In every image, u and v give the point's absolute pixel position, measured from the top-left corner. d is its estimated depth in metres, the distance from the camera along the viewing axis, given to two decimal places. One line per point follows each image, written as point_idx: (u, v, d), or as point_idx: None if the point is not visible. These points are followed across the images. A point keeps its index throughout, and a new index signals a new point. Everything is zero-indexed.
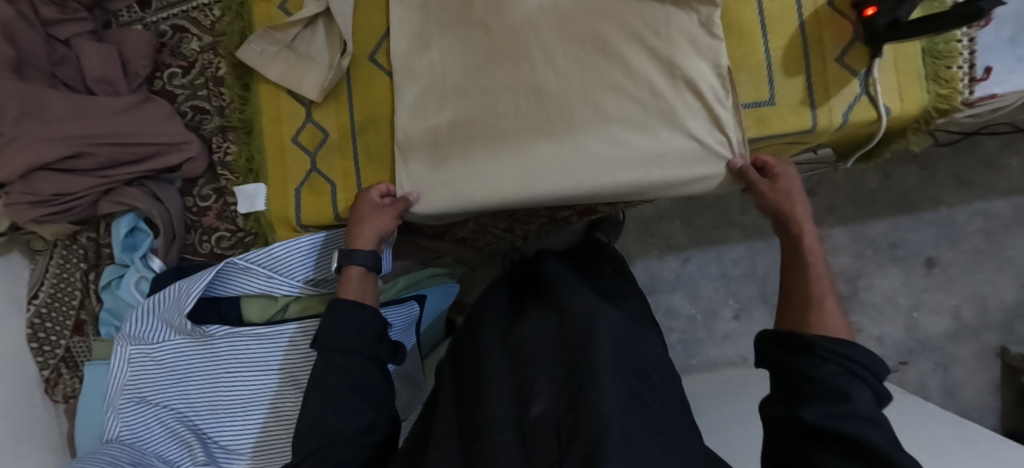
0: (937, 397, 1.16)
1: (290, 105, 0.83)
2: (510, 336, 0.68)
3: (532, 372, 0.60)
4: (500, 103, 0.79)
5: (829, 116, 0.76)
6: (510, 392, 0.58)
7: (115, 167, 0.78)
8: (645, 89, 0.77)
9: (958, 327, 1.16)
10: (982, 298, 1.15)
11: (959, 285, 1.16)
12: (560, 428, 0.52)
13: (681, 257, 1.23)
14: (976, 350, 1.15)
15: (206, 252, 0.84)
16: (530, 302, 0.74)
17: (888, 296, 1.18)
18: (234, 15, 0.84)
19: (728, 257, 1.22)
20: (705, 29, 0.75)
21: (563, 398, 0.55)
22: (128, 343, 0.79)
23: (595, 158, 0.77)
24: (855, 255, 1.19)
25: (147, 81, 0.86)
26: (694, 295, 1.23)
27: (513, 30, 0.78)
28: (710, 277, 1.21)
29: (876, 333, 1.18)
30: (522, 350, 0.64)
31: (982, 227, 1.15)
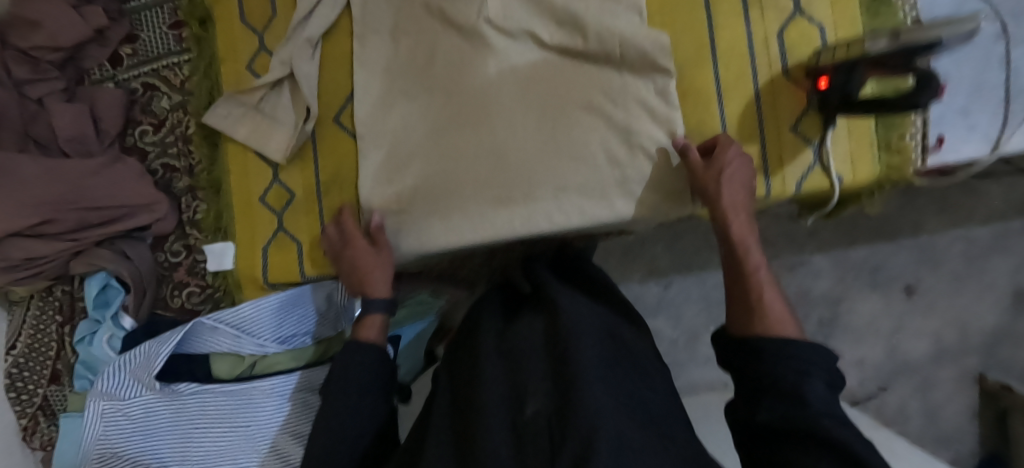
0: (917, 421, 1.17)
1: (258, 165, 0.84)
2: (505, 338, 0.67)
3: (526, 373, 0.58)
4: (464, 152, 0.80)
5: (782, 184, 0.77)
6: (504, 397, 0.57)
7: (84, 230, 0.79)
8: (602, 156, 0.79)
9: (938, 352, 1.16)
10: (962, 322, 1.16)
11: (942, 308, 1.16)
12: (551, 428, 0.50)
13: (663, 282, 1.25)
14: (956, 373, 1.16)
15: (177, 306, 0.87)
16: (526, 311, 0.72)
17: (871, 319, 1.17)
18: (202, 75, 0.85)
19: (710, 280, 1.24)
20: (660, 98, 0.77)
21: (554, 397, 0.53)
22: (100, 400, 0.78)
23: (548, 221, 0.80)
24: (836, 279, 1.17)
25: (119, 139, 0.88)
26: (676, 319, 1.25)
27: (474, 92, 0.80)
28: (691, 300, 1.24)
29: (855, 356, 1.16)
30: (517, 350, 0.63)
31: (964, 251, 1.15)
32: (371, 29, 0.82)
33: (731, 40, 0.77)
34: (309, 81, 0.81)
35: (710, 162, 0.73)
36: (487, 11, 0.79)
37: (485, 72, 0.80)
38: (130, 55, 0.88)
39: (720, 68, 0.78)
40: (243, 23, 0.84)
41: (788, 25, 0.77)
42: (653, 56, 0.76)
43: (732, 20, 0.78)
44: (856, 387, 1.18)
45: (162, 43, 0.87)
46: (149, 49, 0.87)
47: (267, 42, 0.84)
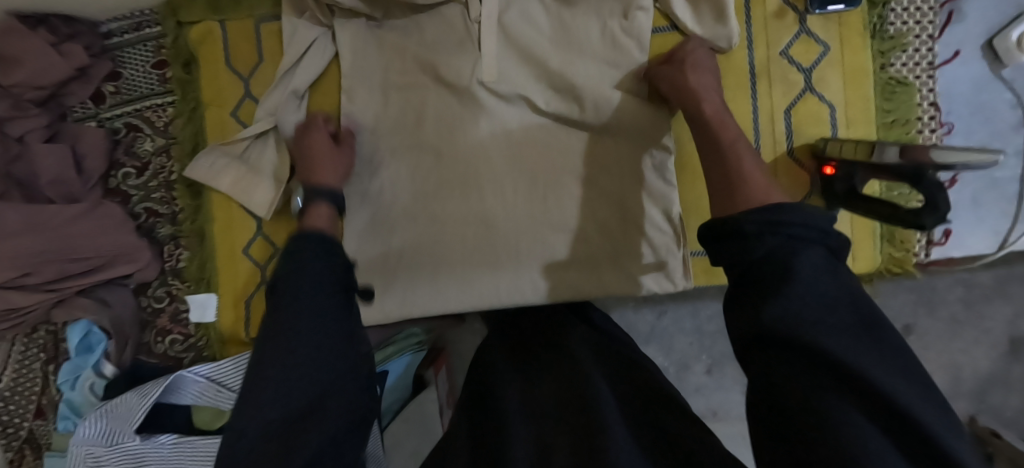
0: None
1: (241, 217, 0.82)
2: (524, 396, 0.63)
3: (551, 438, 0.55)
4: (455, 213, 0.78)
5: None
6: (528, 440, 0.55)
7: (63, 279, 0.79)
8: (593, 229, 0.77)
9: None
10: (956, 367, 1.00)
11: (935, 352, 1.00)
12: None
13: (657, 310, 1.08)
14: None
15: (159, 352, 0.86)
16: (535, 355, 0.72)
17: None
18: (186, 120, 0.83)
19: (703, 312, 1.07)
20: (654, 170, 0.75)
21: (579, 445, 0.51)
22: (83, 445, 0.78)
23: (535, 289, 0.77)
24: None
25: (101, 180, 0.85)
26: (668, 348, 1.09)
27: (463, 158, 0.77)
28: (684, 332, 1.08)
29: None
30: (535, 414, 0.60)
31: (963, 295, 1.00)
32: (361, 80, 0.79)
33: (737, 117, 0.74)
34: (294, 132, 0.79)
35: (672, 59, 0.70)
36: (480, 72, 0.75)
37: (477, 135, 0.77)
38: (114, 93, 0.86)
39: None
40: (227, 66, 0.81)
41: (797, 102, 0.73)
42: (653, 125, 0.74)
43: (740, 95, 0.74)
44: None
45: (146, 83, 0.85)
46: (134, 88, 0.85)
47: (253, 89, 0.81)
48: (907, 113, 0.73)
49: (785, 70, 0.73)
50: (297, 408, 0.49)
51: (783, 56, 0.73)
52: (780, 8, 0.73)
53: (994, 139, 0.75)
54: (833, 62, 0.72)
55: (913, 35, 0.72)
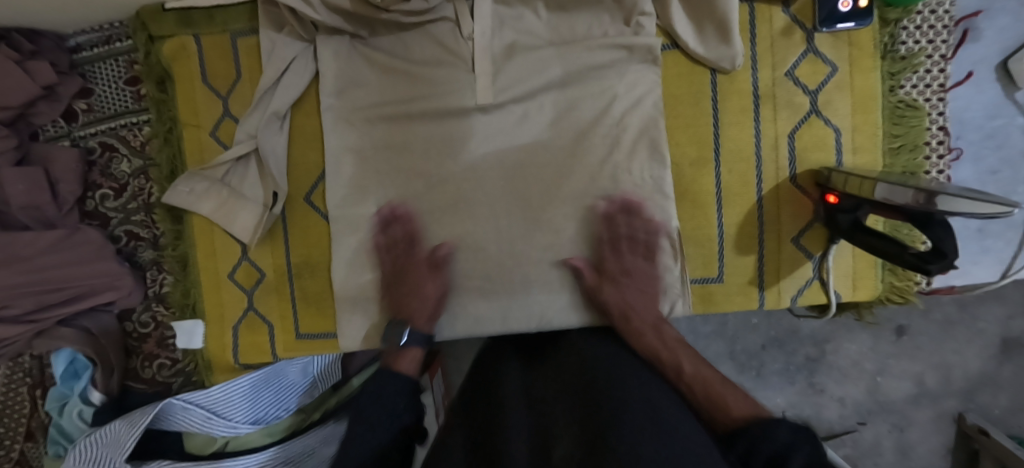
0: (890, 459, 1.02)
1: (225, 241, 0.79)
2: (530, 380, 0.62)
3: (552, 417, 0.53)
4: (454, 232, 0.76)
5: (777, 297, 0.72)
6: (527, 441, 0.52)
7: (43, 309, 0.76)
8: (589, 253, 0.74)
9: (919, 392, 0.99)
10: (946, 367, 0.98)
11: (926, 354, 0.98)
12: None
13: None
14: (933, 414, 1.00)
15: (148, 377, 0.85)
16: (552, 353, 0.69)
17: (854, 360, 1.00)
18: (162, 141, 0.79)
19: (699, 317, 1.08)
20: (652, 191, 0.71)
21: (586, 438, 0.48)
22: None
23: (529, 310, 0.75)
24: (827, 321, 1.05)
25: (77, 203, 0.82)
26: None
27: (454, 182, 0.75)
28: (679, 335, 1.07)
29: (838, 395, 1.01)
30: (544, 393, 0.58)
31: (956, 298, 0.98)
32: (347, 99, 0.75)
33: (738, 143, 0.71)
34: (275, 157, 0.75)
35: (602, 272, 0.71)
36: (476, 97, 0.72)
37: (470, 158, 0.74)
38: (86, 111, 0.82)
39: (724, 172, 0.71)
40: (204, 84, 0.77)
41: (802, 126, 0.70)
42: (657, 142, 0.71)
43: (741, 119, 0.71)
44: (834, 421, 1.02)
45: (120, 100, 0.81)
46: (107, 106, 0.81)
47: (232, 107, 0.77)
48: (915, 137, 0.70)
49: (790, 92, 0.70)
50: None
51: (789, 77, 0.70)
52: (787, 25, 0.69)
53: (1004, 165, 0.73)
54: (840, 84, 0.69)
55: (925, 55, 0.69)
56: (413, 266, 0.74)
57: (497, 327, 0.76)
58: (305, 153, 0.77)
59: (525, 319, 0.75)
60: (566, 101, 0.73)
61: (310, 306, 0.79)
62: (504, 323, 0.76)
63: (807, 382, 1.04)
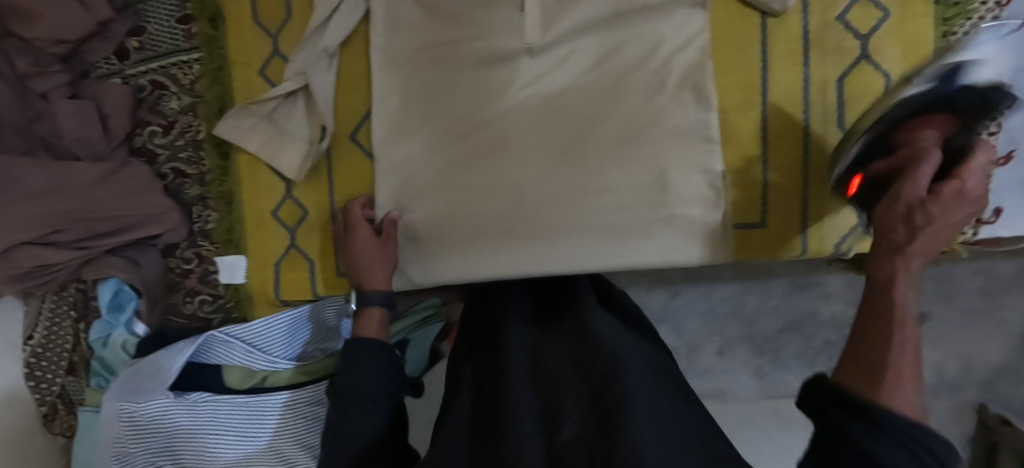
0: None
1: (269, 178, 0.81)
2: (536, 352, 0.60)
3: (556, 394, 0.53)
4: (485, 178, 0.75)
5: (819, 244, 0.72)
6: (536, 417, 0.51)
7: (94, 238, 0.78)
8: (628, 198, 0.73)
9: (937, 382, 1.01)
10: (967, 357, 1.01)
11: (949, 342, 1.01)
12: (592, 458, 0.45)
13: (670, 290, 1.10)
14: (952, 405, 1.02)
15: (189, 313, 0.86)
16: (553, 322, 0.67)
17: None
18: (212, 79, 0.80)
19: (717, 294, 1.09)
20: (699, 134, 0.71)
21: (597, 421, 0.48)
22: (117, 399, 0.79)
23: (568, 251, 0.75)
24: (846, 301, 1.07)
25: (126, 139, 0.85)
26: (680, 329, 1.12)
27: (499, 125, 0.74)
28: (697, 314, 1.10)
29: None
30: (548, 371, 0.57)
31: (981, 285, 0.99)
32: (394, 40, 0.76)
33: (784, 88, 0.70)
34: (323, 93, 0.76)
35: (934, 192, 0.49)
36: (524, 37, 0.71)
37: (513, 103, 0.74)
38: (138, 49, 0.83)
39: (770, 115, 0.71)
40: (255, 23, 0.79)
41: (851, 71, 0.70)
42: (705, 84, 0.69)
43: (791, 67, 0.70)
44: None
45: (171, 39, 0.82)
46: (158, 44, 0.82)
47: (281, 46, 0.78)
48: None
49: (841, 37, 0.69)
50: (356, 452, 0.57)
51: (840, 22, 0.69)
52: None
53: None
54: (891, 30, 0.69)
55: (979, 2, 0.68)
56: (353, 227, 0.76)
57: (534, 267, 0.75)
58: (351, 96, 0.79)
59: (564, 259, 0.75)
60: (613, 42, 0.71)
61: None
62: (544, 263, 0.75)
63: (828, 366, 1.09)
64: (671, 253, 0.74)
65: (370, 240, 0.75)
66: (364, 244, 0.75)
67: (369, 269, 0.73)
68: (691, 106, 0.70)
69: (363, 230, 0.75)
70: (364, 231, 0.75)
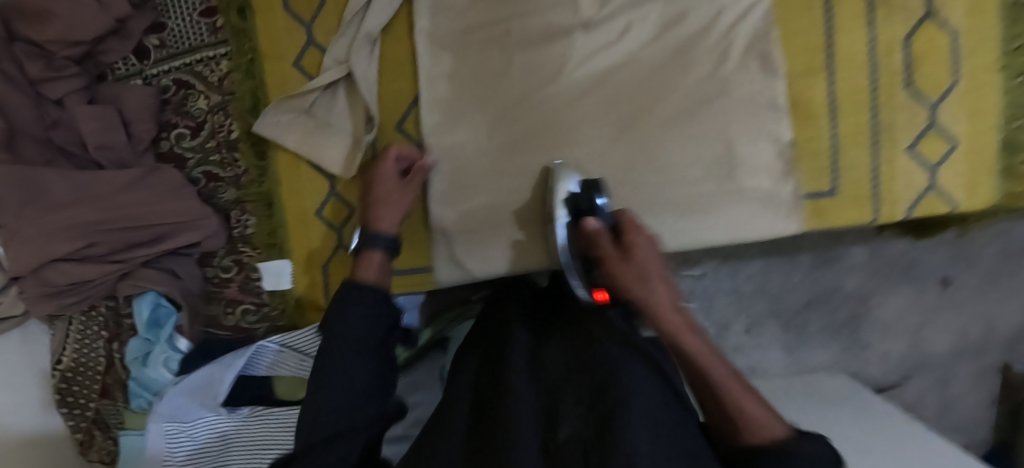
0: (932, 413, 1.11)
1: (311, 176, 0.77)
2: (538, 351, 0.61)
3: (558, 392, 0.54)
4: (549, 159, 0.72)
5: (892, 210, 0.70)
6: (534, 416, 0.52)
7: (126, 251, 0.73)
8: (698, 172, 0.71)
9: (962, 345, 1.09)
10: (991, 319, 1.08)
11: (971, 307, 1.07)
12: (589, 456, 0.46)
13: (697, 271, 1.07)
14: (977, 368, 1.10)
15: (231, 325, 0.82)
16: (555, 322, 0.66)
17: (899, 315, 1.09)
18: (244, 74, 0.76)
19: (743, 273, 1.08)
20: (766, 103, 0.69)
21: (595, 418, 0.49)
22: (163, 419, 0.75)
23: (634, 232, 0.73)
24: (870, 273, 1.08)
25: (152, 144, 0.79)
26: (706, 310, 1.09)
27: (553, 105, 0.71)
28: (723, 293, 1.08)
29: (882, 349, 1.10)
30: (549, 371, 0.58)
31: (1002, 249, 1.06)
32: (439, 21, 0.72)
33: (850, 51, 0.67)
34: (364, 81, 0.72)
35: (625, 251, 0.59)
36: (578, 12, 0.69)
37: (570, 81, 0.71)
38: (158, 47, 0.78)
39: (837, 81, 0.68)
40: (285, 11, 0.74)
41: (916, 30, 0.66)
42: (770, 51, 0.67)
43: (854, 26, 0.67)
44: (880, 377, 1.11)
45: (194, 34, 0.77)
46: (181, 40, 0.77)
47: (316, 36, 0.74)
48: None
49: None
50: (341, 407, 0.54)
51: None
52: None
53: None
54: None
55: None
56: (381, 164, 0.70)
57: (599, 250, 0.74)
58: (395, 85, 0.75)
59: (632, 241, 0.73)
60: (672, 12, 0.69)
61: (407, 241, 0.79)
62: None
63: (853, 338, 1.10)
64: (739, 228, 0.72)
65: (394, 182, 0.70)
66: (385, 185, 0.70)
67: (380, 208, 0.68)
68: (755, 74, 0.68)
69: (389, 169, 0.70)
70: (391, 171, 0.71)
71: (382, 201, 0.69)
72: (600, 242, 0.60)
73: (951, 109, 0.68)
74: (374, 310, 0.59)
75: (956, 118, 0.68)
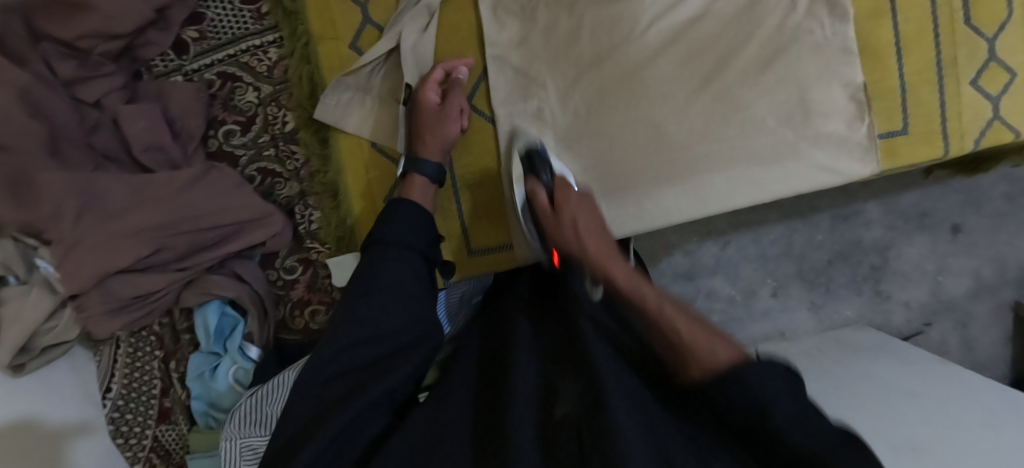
0: (955, 353, 1.12)
1: (375, 159, 0.75)
2: (539, 331, 0.62)
3: (560, 373, 0.55)
4: (627, 123, 0.71)
5: (961, 143, 0.72)
6: (534, 391, 0.54)
7: (191, 256, 0.70)
8: (773, 123, 0.70)
9: (978, 287, 1.11)
10: (1002, 259, 1.10)
11: (983, 248, 1.10)
12: (583, 433, 0.48)
13: (720, 241, 1.09)
14: (992, 306, 1.11)
15: (300, 327, 0.80)
16: (553, 300, 0.67)
17: (916, 263, 1.11)
18: (298, 60, 0.73)
19: (766, 238, 1.09)
20: (837, 48, 0.68)
21: (589, 393, 0.50)
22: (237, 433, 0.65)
23: (725, 180, 0.72)
24: (888, 226, 1.10)
25: (201, 143, 0.75)
26: (733, 277, 1.10)
27: (631, 64, 0.70)
28: (749, 259, 1.09)
29: (903, 298, 1.11)
30: (554, 350, 0.59)
31: (1005, 191, 1.09)
32: None
33: None
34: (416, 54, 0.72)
35: (555, 208, 0.70)
36: None
37: (640, 42, 0.70)
38: (198, 39, 0.74)
39: (901, 20, 0.69)
40: None
41: None
42: None
43: None
44: (902, 325, 1.12)
45: (238, 22, 0.74)
46: (223, 30, 0.74)
47: (372, 13, 0.72)
48: None
49: None
50: (369, 358, 0.56)
51: None
52: None
53: None
54: None
55: None
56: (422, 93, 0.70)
57: (691, 199, 0.73)
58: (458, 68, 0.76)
59: (730, 191, 0.72)
60: None
61: (480, 220, 0.80)
62: (700, 197, 0.73)
63: (875, 290, 1.11)
64: (816, 175, 0.72)
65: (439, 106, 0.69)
66: (431, 113, 0.70)
67: (429, 136, 0.69)
68: (825, 19, 0.67)
69: (432, 95, 0.70)
70: (432, 97, 0.69)
71: (432, 129, 0.69)
72: (538, 198, 0.71)
73: (1009, 38, 0.69)
74: (409, 289, 0.60)
75: (1014, 47, 0.69)
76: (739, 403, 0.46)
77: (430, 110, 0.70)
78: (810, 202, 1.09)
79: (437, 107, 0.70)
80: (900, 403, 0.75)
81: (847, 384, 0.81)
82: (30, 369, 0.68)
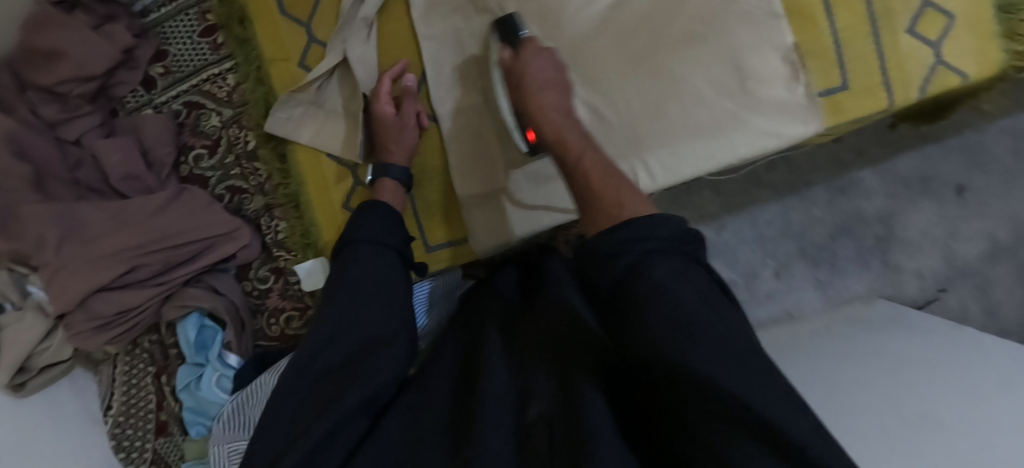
0: (979, 321, 1.06)
1: (333, 167, 0.78)
2: (517, 329, 0.59)
3: (532, 368, 0.51)
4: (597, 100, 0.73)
5: (906, 92, 0.71)
6: (507, 388, 0.50)
7: (169, 272, 0.75)
8: (713, 93, 0.71)
9: (993, 249, 1.05)
10: (1017, 217, 1.05)
11: (994, 208, 1.04)
12: (555, 433, 0.43)
13: (715, 225, 1.08)
14: (1014, 268, 1.06)
15: (276, 335, 0.84)
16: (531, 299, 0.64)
17: (923, 230, 1.06)
18: (253, 81, 0.79)
19: (762, 218, 1.08)
20: (765, 12, 0.69)
21: (562, 391, 0.46)
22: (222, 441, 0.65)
23: (668, 151, 0.72)
24: (888, 194, 1.06)
25: (173, 169, 0.82)
26: (732, 262, 1.09)
27: (569, 54, 0.73)
28: (745, 241, 1.08)
29: (914, 268, 1.06)
30: (525, 344, 0.55)
31: (1010, 146, 1.03)
32: None
33: None
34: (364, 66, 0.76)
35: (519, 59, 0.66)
36: None
37: (576, 29, 0.73)
38: (164, 74, 0.81)
39: None
40: (284, 15, 0.76)
41: None
42: None
43: None
44: (916, 295, 1.07)
45: (198, 55, 0.80)
46: (186, 63, 0.81)
47: (317, 33, 0.76)
48: None
49: None
50: (346, 353, 0.54)
51: None
52: None
53: None
54: None
55: None
56: (380, 105, 0.73)
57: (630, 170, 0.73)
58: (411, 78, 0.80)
59: (677, 161, 0.72)
60: None
61: (439, 217, 0.82)
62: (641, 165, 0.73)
63: (883, 261, 1.07)
64: (761, 141, 0.71)
65: (397, 116, 0.74)
66: (392, 123, 0.74)
67: (392, 146, 0.74)
68: None
69: (386, 108, 0.73)
70: (387, 109, 0.73)
71: (395, 138, 0.73)
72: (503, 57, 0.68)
73: None
74: (384, 283, 0.59)
75: None
76: (623, 268, 0.44)
77: (390, 122, 0.73)
78: (803, 177, 1.07)
79: (394, 119, 0.73)
80: (914, 370, 0.67)
81: (854, 355, 0.76)
82: (32, 387, 0.74)
